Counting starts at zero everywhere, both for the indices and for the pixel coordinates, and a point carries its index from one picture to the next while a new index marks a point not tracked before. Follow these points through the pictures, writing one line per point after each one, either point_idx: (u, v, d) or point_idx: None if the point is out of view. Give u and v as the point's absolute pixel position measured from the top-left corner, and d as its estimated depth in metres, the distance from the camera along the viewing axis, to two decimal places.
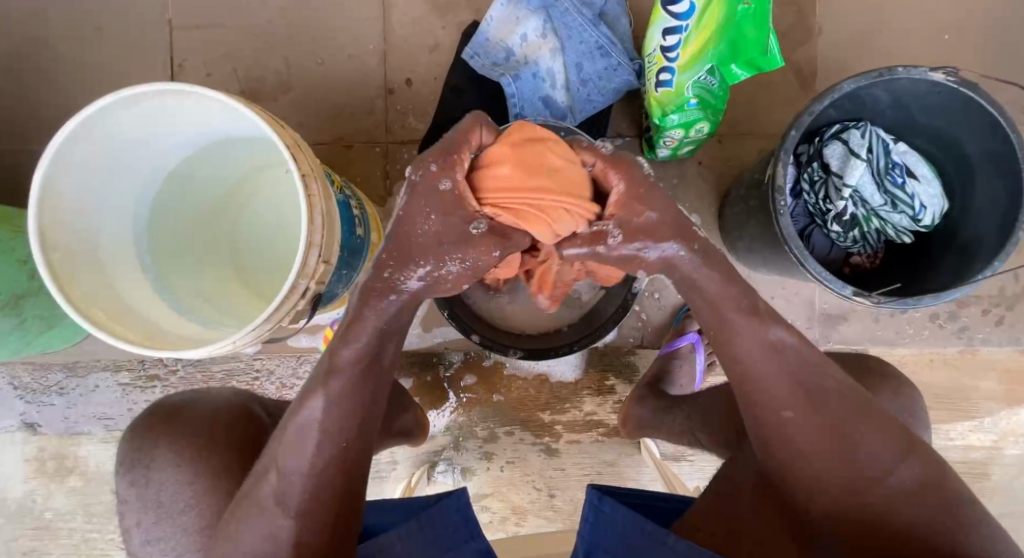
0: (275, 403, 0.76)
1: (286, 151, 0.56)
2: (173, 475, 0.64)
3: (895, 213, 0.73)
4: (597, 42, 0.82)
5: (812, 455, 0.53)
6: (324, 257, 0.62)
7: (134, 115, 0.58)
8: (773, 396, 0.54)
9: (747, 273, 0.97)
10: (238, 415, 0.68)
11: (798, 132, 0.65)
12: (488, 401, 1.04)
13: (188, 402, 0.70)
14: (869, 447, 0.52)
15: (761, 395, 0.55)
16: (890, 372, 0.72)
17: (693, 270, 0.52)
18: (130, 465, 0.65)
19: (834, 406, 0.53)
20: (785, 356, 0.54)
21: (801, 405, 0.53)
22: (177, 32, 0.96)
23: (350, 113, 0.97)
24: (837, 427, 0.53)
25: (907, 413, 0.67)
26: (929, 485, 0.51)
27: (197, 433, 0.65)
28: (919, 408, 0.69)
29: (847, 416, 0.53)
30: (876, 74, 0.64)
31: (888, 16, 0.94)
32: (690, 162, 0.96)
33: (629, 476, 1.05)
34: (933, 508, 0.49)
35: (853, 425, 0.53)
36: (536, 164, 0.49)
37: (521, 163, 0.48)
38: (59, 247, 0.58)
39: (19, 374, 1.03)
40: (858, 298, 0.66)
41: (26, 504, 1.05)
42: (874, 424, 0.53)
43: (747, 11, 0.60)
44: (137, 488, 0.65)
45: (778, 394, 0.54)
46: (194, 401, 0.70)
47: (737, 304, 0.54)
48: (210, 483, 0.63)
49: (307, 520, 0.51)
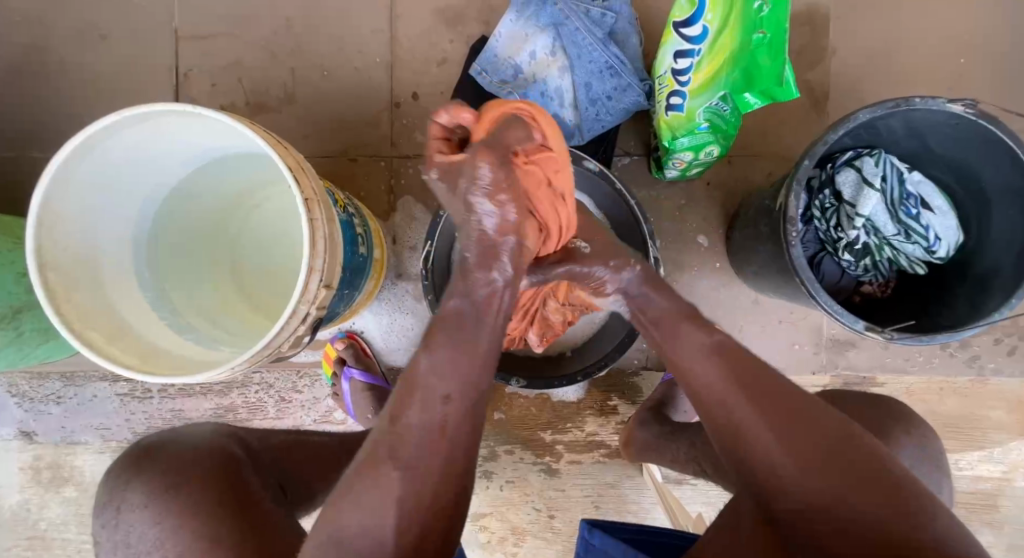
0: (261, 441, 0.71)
1: (287, 173, 0.55)
2: (142, 519, 0.59)
3: (908, 243, 0.71)
4: (607, 62, 0.81)
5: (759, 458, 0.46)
6: (326, 281, 0.61)
7: (135, 133, 0.57)
8: (716, 402, 0.50)
9: (754, 298, 0.96)
10: (212, 451, 0.64)
11: (812, 161, 0.64)
12: (489, 419, 1.03)
13: (165, 441, 0.65)
14: (818, 432, 0.45)
15: (710, 410, 0.51)
16: (899, 412, 0.68)
17: (643, 290, 0.62)
18: (103, 507, 0.62)
19: (775, 393, 0.48)
20: (733, 369, 0.51)
21: (743, 402, 0.48)
22: (183, 41, 0.95)
23: (355, 126, 0.96)
24: (785, 415, 0.46)
25: (918, 456, 0.64)
26: (871, 472, 0.42)
27: (170, 471, 0.61)
28: (935, 455, 0.66)
29: (791, 402, 0.48)
30: (893, 104, 0.62)
31: (903, 38, 0.93)
32: (698, 182, 0.95)
33: (629, 499, 1.03)
34: (885, 496, 0.41)
35: (800, 415, 0.46)
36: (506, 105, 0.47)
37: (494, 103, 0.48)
38: (58, 266, 0.56)
39: (18, 383, 1.02)
40: (871, 333, 0.64)
41: (20, 514, 1.04)
42: (816, 415, 0.47)
43: (762, 41, 0.60)
44: (109, 530, 0.60)
45: (717, 397, 0.50)
46: (170, 439, 0.65)
47: (683, 315, 0.58)
48: (177, 524, 0.57)
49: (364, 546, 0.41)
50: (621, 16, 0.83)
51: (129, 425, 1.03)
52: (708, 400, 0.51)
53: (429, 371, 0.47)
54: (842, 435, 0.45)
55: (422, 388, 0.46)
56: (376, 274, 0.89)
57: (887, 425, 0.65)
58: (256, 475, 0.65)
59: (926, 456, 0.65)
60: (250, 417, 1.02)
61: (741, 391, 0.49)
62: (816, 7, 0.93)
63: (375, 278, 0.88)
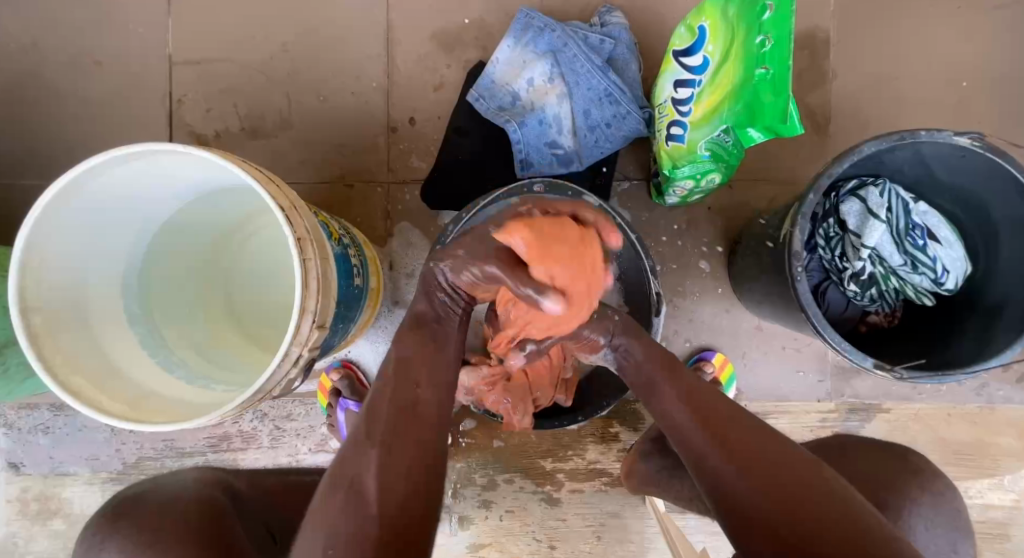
0: (245, 490, 0.72)
1: (280, 212, 0.53)
2: None
3: (914, 274, 0.70)
4: (605, 89, 0.80)
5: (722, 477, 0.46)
6: (319, 322, 0.59)
7: (122, 171, 0.55)
8: (686, 425, 0.52)
9: (758, 324, 0.94)
10: (194, 504, 0.63)
11: (817, 194, 0.62)
12: (488, 447, 1.01)
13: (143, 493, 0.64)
14: (787, 475, 0.44)
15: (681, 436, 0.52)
16: (913, 461, 0.67)
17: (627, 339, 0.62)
18: None
19: (749, 439, 0.48)
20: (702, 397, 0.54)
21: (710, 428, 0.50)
22: (177, 66, 0.94)
23: (352, 152, 0.94)
24: (750, 443, 0.47)
25: (929, 506, 0.63)
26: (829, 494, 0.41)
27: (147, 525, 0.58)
28: (949, 510, 0.64)
29: (763, 449, 0.47)
30: (899, 137, 0.61)
31: (905, 62, 0.92)
32: (699, 207, 0.93)
33: (632, 528, 1.00)
34: (846, 528, 0.38)
35: (769, 459, 0.45)
36: (577, 264, 0.46)
37: (571, 257, 0.45)
38: (42, 308, 0.54)
39: (6, 412, 1.00)
40: (880, 370, 0.62)
41: (7, 548, 1.01)
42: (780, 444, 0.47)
43: (765, 76, 0.57)
44: None
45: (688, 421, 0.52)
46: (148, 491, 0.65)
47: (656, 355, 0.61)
48: None
49: (357, 487, 0.44)
50: (620, 42, 0.84)
51: (120, 456, 1.00)
52: (687, 452, 0.51)
53: (408, 358, 0.55)
54: (805, 465, 0.45)
55: (398, 373, 0.54)
56: (372, 303, 0.87)
57: (898, 476, 0.64)
58: (239, 522, 0.64)
59: (940, 513, 0.63)
60: (244, 446, 1.00)
61: (715, 436, 0.49)
62: (817, 31, 0.92)
63: (371, 307, 0.87)
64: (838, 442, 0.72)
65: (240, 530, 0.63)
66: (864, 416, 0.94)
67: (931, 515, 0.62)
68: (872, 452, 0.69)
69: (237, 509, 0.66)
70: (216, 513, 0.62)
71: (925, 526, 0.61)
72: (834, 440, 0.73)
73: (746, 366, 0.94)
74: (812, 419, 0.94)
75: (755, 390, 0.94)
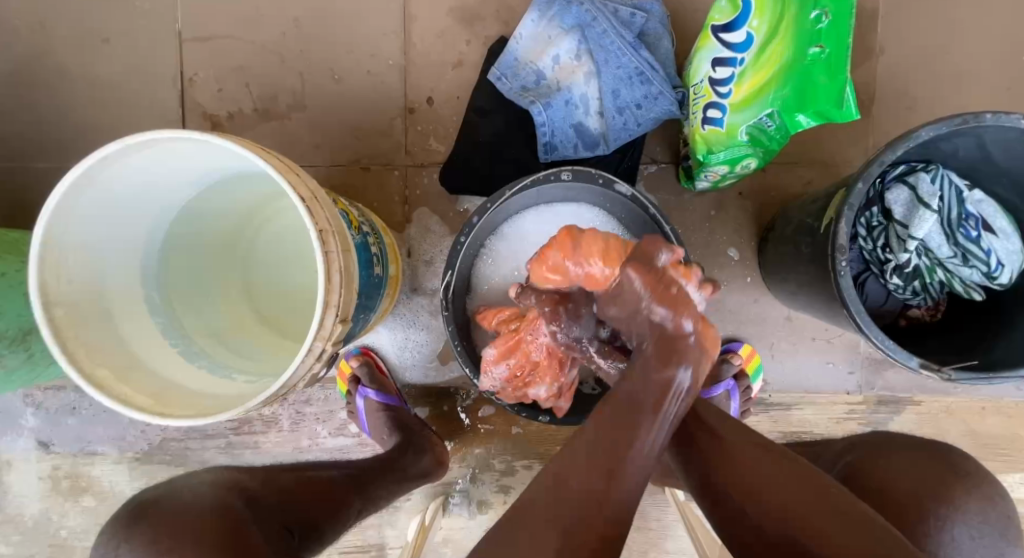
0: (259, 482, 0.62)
1: (301, 205, 0.51)
2: None
3: (965, 267, 0.66)
4: (637, 67, 0.75)
5: (752, 477, 0.48)
6: (341, 316, 0.57)
7: (137, 160, 0.53)
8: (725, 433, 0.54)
9: (787, 314, 0.91)
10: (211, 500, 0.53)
11: (866, 184, 0.58)
12: (508, 433, 0.99)
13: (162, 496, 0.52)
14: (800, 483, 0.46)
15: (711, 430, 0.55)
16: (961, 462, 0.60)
17: None
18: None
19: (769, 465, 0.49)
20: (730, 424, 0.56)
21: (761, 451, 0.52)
22: (187, 44, 0.91)
23: (368, 133, 0.91)
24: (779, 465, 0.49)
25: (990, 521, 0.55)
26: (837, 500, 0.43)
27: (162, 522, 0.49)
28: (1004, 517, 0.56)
29: (780, 468, 0.48)
30: (960, 120, 0.56)
31: (958, 34, 0.85)
32: (730, 193, 0.89)
33: (652, 516, 1.00)
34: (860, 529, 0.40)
35: (784, 477, 0.47)
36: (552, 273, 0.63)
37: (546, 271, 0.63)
38: (63, 302, 0.53)
39: (33, 393, 1.01)
40: (926, 370, 0.59)
41: (41, 522, 1.03)
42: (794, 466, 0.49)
43: (818, 56, 0.54)
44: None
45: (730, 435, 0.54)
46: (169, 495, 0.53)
47: None
48: None
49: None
50: (652, 15, 0.79)
51: (145, 437, 1.02)
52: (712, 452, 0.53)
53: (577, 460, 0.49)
54: (813, 481, 0.46)
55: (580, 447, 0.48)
56: (391, 291, 0.86)
57: (944, 480, 0.57)
58: (254, 523, 0.53)
59: (989, 520, 0.55)
60: (265, 431, 1.01)
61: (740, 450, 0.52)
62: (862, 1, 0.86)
63: (392, 295, 0.85)
64: (879, 440, 0.67)
65: (255, 527, 0.53)
66: (894, 408, 0.91)
67: (979, 525, 0.55)
68: (915, 454, 0.62)
69: (252, 505, 0.56)
70: (229, 511, 0.52)
71: (971, 537, 0.54)
72: (876, 438, 0.68)
73: (774, 358, 0.91)
74: (838, 410, 0.91)
75: (782, 381, 0.91)
